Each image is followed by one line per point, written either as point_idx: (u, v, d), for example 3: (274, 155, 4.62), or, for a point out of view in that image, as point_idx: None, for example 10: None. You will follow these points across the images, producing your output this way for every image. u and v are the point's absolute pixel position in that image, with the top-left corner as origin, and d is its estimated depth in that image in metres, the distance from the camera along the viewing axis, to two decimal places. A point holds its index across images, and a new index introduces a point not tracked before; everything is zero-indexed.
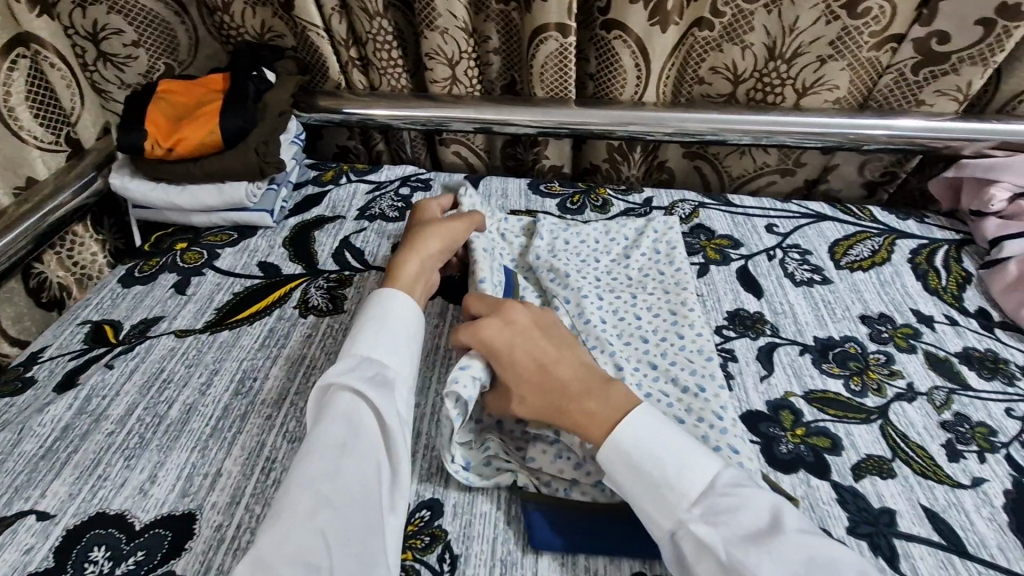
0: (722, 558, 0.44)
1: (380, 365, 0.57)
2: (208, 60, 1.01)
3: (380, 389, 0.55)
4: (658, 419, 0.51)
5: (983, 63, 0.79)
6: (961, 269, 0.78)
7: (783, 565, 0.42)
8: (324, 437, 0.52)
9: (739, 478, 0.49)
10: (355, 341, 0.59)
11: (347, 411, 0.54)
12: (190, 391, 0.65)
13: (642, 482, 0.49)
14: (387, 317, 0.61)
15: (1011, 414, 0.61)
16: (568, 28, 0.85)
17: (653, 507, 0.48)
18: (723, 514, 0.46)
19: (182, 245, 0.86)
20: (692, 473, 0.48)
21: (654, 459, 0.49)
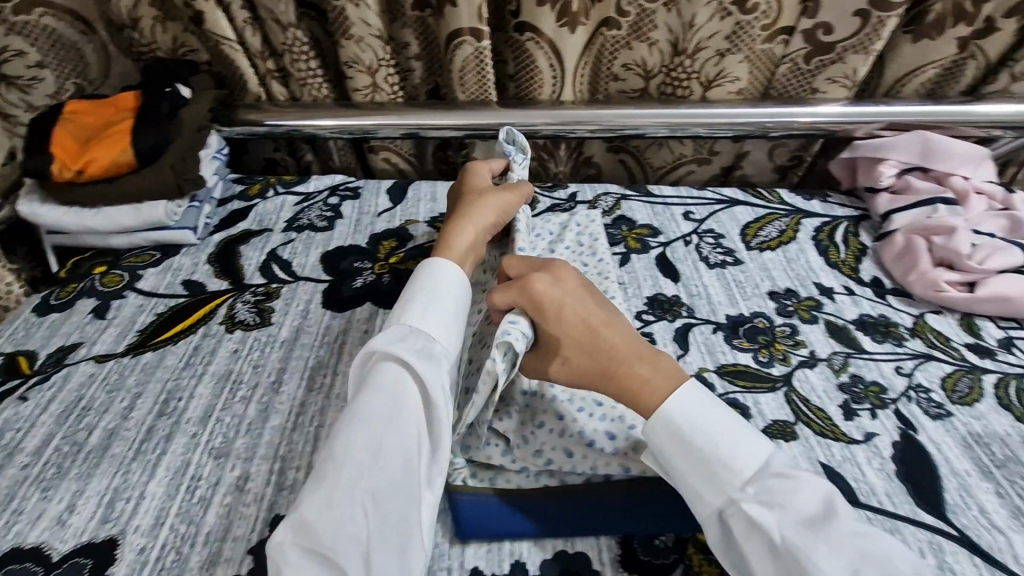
0: (774, 539, 0.45)
1: (428, 340, 0.57)
2: (120, 79, 0.99)
3: (427, 364, 0.54)
4: (712, 400, 0.53)
5: (864, 51, 0.86)
6: (858, 243, 0.84)
7: (837, 553, 0.44)
8: (372, 406, 0.51)
9: (790, 463, 0.50)
10: (406, 315, 0.58)
11: (391, 382, 0.53)
12: (111, 416, 0.64)
13: (693, 458, 0.50)
14: (434, 290, 0.61)
15: (900, 372, 0.66)
16: (481, 32, 0.87)
17: (703, 482, 0.49)
18: (779, 496, 0.47)
19: (101, 269, 0.84)
20: (747, 455, 0.49)
21: (712, 438, 0.50)
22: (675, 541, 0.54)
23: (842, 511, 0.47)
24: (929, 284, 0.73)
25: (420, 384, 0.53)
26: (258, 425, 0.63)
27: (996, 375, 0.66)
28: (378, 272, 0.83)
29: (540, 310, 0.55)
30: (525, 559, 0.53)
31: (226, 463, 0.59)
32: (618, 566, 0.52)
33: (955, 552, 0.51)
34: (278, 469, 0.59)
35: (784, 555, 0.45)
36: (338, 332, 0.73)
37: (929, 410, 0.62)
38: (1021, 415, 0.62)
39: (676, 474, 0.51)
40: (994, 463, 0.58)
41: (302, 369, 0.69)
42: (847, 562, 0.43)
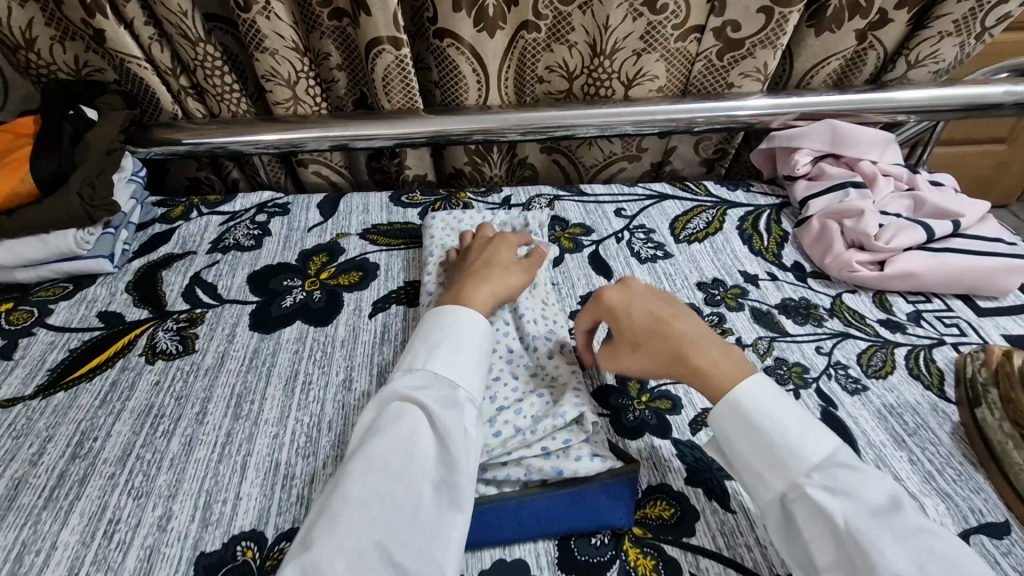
0: (838, 525, 0.45)
1: (450, 383, 0.56)
2: (21, 102, 0.94)
3: (448, 409, 0.54)
4: (784, 395, 0.54)
5: (772, 46, 0.89)
6: (780, 230, 0.88)
7: (904, 543, 0.44)
8: (387, 445, 0.51)
9: (858, 458, 0.50)
10: (429, 358, 0.58)
11: (407, 425, 0.52)
12: (18, 463, 0.60)
13: (758, 442, 0.51)
14: (455, 332, 0.60)
15: (820, 351, 0.69)
16: (400, 40, 0.86)
17: (768, 464, 0.50)
18: (844, 484, 0.47)
19: (7, 306, 0.79)
20: (815, 444, 0.50)
21: (782, 426, 0.51)
22: (612, 538, 0.54)
23: (910, 507, 0.46)
24: (844, 265, 0.77)
25: (438, 427, 0.52)
26: (181, 459, 0.60)
27: (907, 348, 0.69)
28: (308, 289, 0.80)
29: (611, 308, 0.63)
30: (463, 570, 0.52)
31: (146, 503, 0.56)
32: (555, 568, 0.52)
33: None
34: (204, 504, 0.56)
35: (847, 543, 0.45)
36: (266, 355, 0.71)
37: (847, 386, 0.65)
38: (930, 383, 0.65)
39: (743, 457, 0.52)
40: (907, 432, 0.61)
41: (229, 396, 0.66)
42: (911, 554, 0.43)
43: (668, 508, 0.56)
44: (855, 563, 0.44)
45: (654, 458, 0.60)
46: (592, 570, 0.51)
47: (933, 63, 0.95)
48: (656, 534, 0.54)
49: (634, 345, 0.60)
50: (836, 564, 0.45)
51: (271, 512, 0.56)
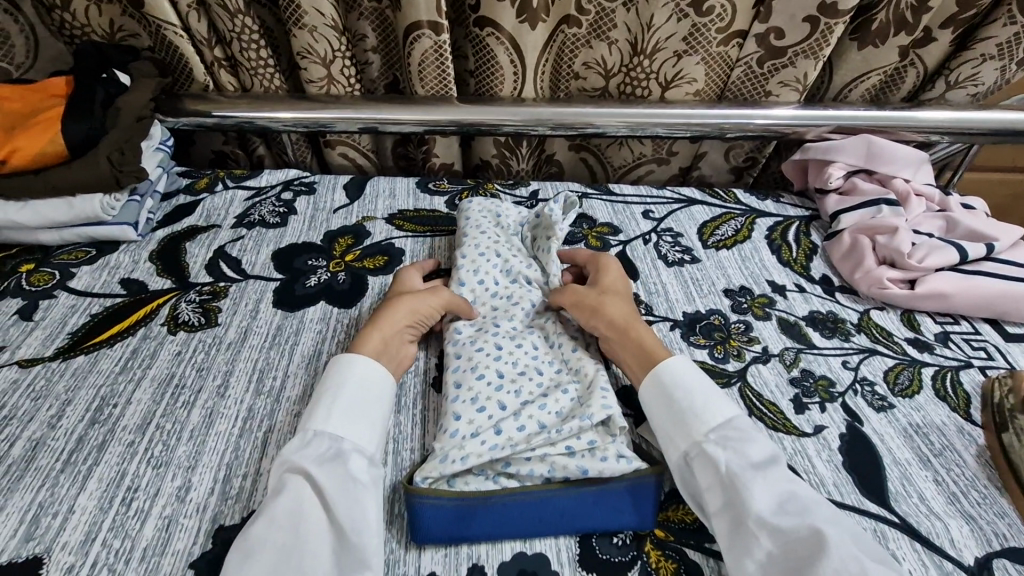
0: (722, 474, 0.53)
1: (328, 437, 0.55)
2: (51, 63, 0.90)
3: (329, 465, 0.53)
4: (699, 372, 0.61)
5: (814, 57, 0.89)
6: (809, 242, 0.87)
7: (770, 489, 0.51)
8: (270, 521, 0.48)
9: (751, 423, 0.57)
10: (314, 413, 0.56)
11: (290, 496, 0.50)
12: (36, 425, 0.59)
13: (670, 404, 0.58)
14: (341, 384, 0.58)
15: (847, 366, 0.68)
16: (440, 26, 0.85)
17: (674, 424, 0.57)
18: (731, 444, 0.55)
19: (28, 267, 0.78)
20: (714, 409, 0.57)
21: (690, 394, 0.58)
22: (633, 538, 0.53)
23: (781, 461, 0.54)
24: (874, 281, 0.76)
25: (322, 488, 0.51)
26: (201, 431, 0.59)
27: (934, 368, 0.68)
28: (333, 270, 0.80)
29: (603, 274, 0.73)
30: (482, 561, 0.51)
31: (166, 473, 0.56)
32: (576, 564, 0.51)
33: (896, 537, 0.52)
34: (224, 478, 0.56)
35: (729, 489, 0.52)
36: (289, 333, 0.70)
37: (874, 403, 0.64)
38: (957, 405, 0.64)
39: (649, 410, 0.59)
40: (933, 452, 0.60)
41: (250, 372, 0.66)
42: (773, 493, 0.51)
43: (690, 512, 0.55)
44: (734, 507, 0.51)
45: None
46: (612, 570, 0.50)
47: (973, 85, 0.94)
48: (678, 538, 0.53)
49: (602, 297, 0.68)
50: (722, 510, 0.52)
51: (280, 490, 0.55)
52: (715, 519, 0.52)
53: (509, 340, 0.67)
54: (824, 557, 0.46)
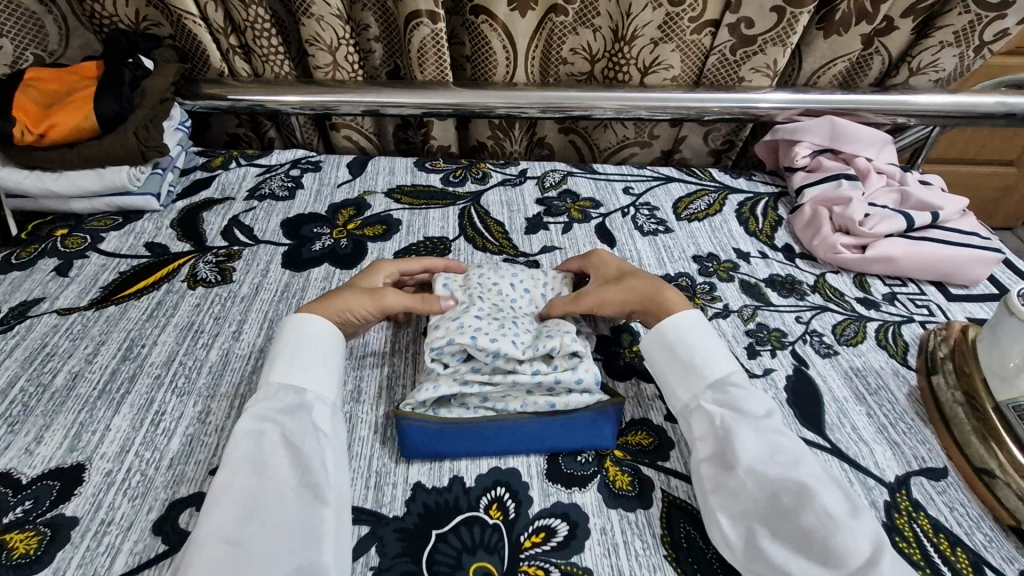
0: (719, 425, 0.57)
1: (292, 390, 0.60)
2: (80, 50, 1.00)
3: (294, 414, 0.58)
4: (709, 330, 0.65)
5: (782, 44, 0.96)
6: (776, 215, 0.94)
7: (763, 439, 0.55)
8: (236, 467, 0.53)
9: (748, 379, 0.61)
10: (273, 369, 0.62)
11: (251, 443, 0.55)
12: (75, 360, 0.68)
13: (677, 359, 0.63)
14: (299, 343, 0.63)
15: (799, 320, 0.75)
16: (437, 15, 0.93)
17: (686, 379, 0.61)
18: (728, 397, 0.59)
19: (63, 232, 0.86)
20: (716, 366, 0.62)
21: (697, 351, 0.62)
22: (595, 457, 0.60)
23: (777, 417, 0.57)
24: (829, 247, 0.83)
25: (289, 433, 0.56)
26: (218, 367, 0.67)
27: (879, 323, 0.75)
28: (336, 237, 0.88)
29: (598, 262, 0.75)
30: (461, 473, 0.58)
31: (188, 400, 0.64)
32: (543, 476, 0.58)
33: (827, 458, 0.59)
34: (238, 405, 0.64)
35: (723, 438, 0.55)
36: (296, 289, 0.78)
37: (820, 350, 0.71)
38: (895, 352, 0.71)
39: (653, 363, 0.65)
40: (869, 391, 0.67)
41: (261, 320, 0.74)
42: (766, 444, 0.54)
43: (647, 437, 0.62)
44: (723, 453, 0.55)
45: (640, 397, 0.67)
46: (575, 481, 0.58)
47: (934, 72, 1.01)
48: (634, 457, 0.60)
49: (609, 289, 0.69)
50: (711, 457, 0.56)
51: None
52: (703, 464, 0.56)
53: (494, 288, 0.72)
54: (810, 503, 0.49)
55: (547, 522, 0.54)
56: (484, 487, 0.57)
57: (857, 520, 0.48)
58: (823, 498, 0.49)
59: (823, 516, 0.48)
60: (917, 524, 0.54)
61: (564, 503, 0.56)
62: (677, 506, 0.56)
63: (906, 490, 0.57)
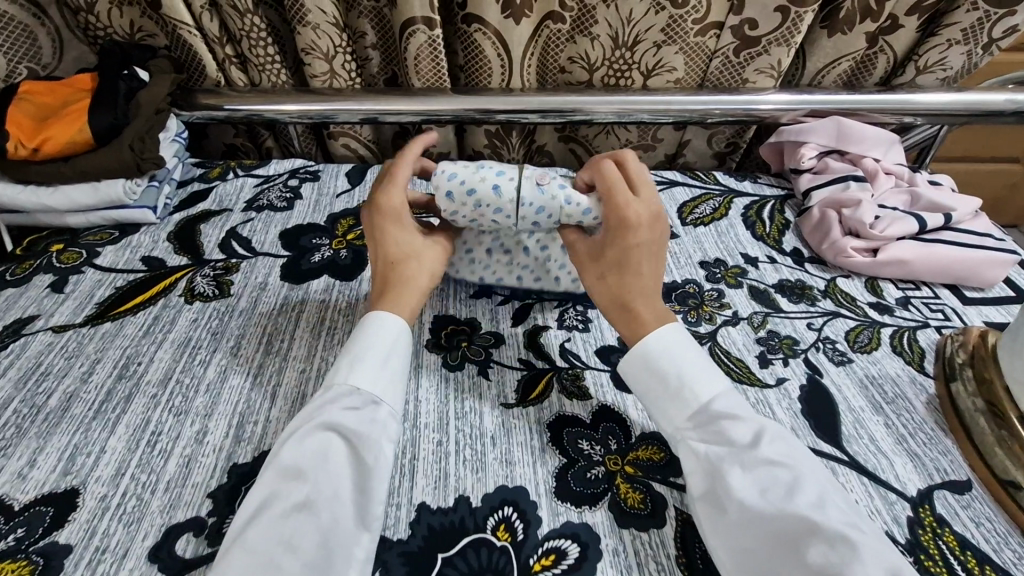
0: (705, 461, 0.53)
1: (368, 398, 0.57)
2: (74, 63, 0.99)
3: (368, 427, 0.55)
4: (688, 341, 0.61)
5: (786, 44, 0.95)
6: (783, 218, 0.93)
7: (751, 472, 0.51)
8: (281, 475, 0.51)
9: (735, 403, 0.56)
10: (351, 371, 0.58)
11: (315, 456, 0.52)
12: (70, 380, 0.66)
13: (660, 379, 0.59)
14: (380, 344, 0.60)
15: (811, 327, 0.73)
16: (434, 21, 0.91)
17: (660, 391, 0.59)
18: (713, 427, 0.55)
19: (59, 247, 0.85)
20: (700, 390, 0.57)
21: (678, 372, 0.58)
22: (605, 473, 0.58)
23: (763, 441, 0.53)
24: (839, 251, 0.81)
25: (357, 448, 0.53)
26: (217, 385, 0.66)
27: (893, 328, 0.73)
28: (335, 247, 0.86)
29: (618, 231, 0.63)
30: (467, 492, 0.56)
31: (185, 420, 0.62)
32: (553, 495, 0.56)
33: (845, 472, 0.57)
34: (237, 424, 0.62)
35: (712, 474, 0.52)
36: (295, 303, 0.77)
37: (834, 358, 0.69)
38: (911, 359, 0.69)
39: (632, 383, 0.61)
40: (886, 400, 0.65)
41: (260, 335, 0.72)
42: (754, 479, 0.51)
43: (658, 451, 0.60)
44: (715, 491, 0.52)
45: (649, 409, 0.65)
46: (585, 499, 0.56)
47: (941, 70, 0.99)
48: (646, 472, 0.58)
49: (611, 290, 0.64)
50: (704, 493, 0.53)
51: (252, 448, 0.60)
52: (698, 503, 0.53)
53: (507, 226, 0.68)
54: (814, 536, 0.46)
55: (557, 544, 0.52)
56: (491, 506, 0.55)
57: (862, 545, 0.45)
58: (827, 528, 0.46)
59: (828, 550, 0.45)
60: (942, 541, 0.52)
61: (574, 523, 0.54)
62: (691, 525, 0.54)
63: (929, 504, 0.55)
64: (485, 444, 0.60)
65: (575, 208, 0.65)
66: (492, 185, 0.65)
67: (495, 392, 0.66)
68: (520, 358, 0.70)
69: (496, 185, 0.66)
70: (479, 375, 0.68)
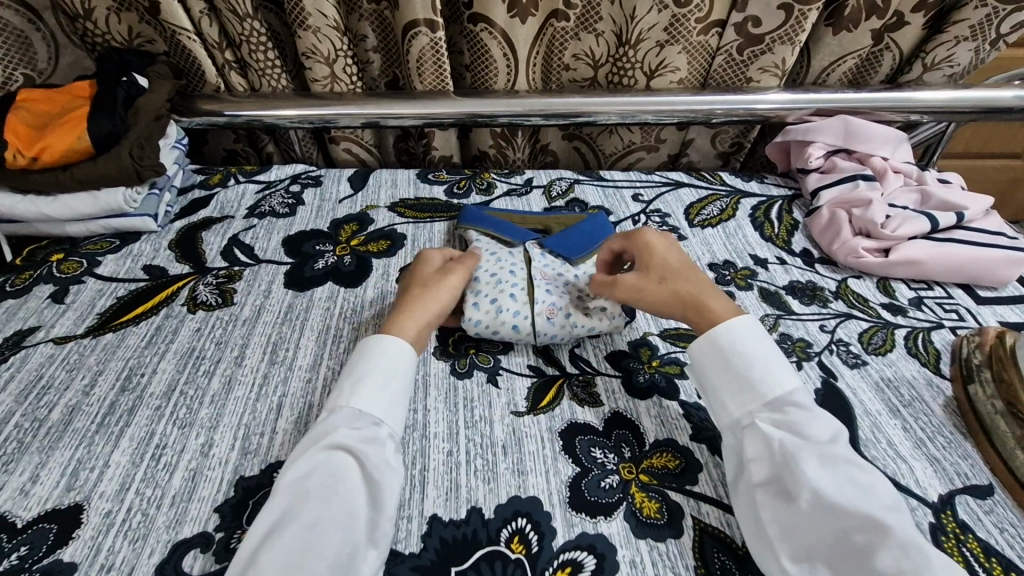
0: (777, 449, 0.53)
1: (367, 420, 0.56)
2: (71, 69, 0.98)
3: (370, 445, 0.54)
4: (767, 338, 0.61)
5: (791, 43, 0.94)
6: (791, 219, 0.92)
7: (825, 469, 0.51)
8: (293, 491, 0.50)
9: (811, 402, 0.57)
10: (355, 395, 0.58)
11: (325, 472, 0.51)
12: (72, 393, 0.65)
13: (731, 366, 0.59)
14: (383, 366, 0.60)
15: (824, 329, 0.72)
16: (436, 23, 0.90)
17: (726, 373, 0.59)
18: (792, 421, 0.55)
19: (58, 257, 0.84)
20: (777, 383, 0.57)
21: (755, 364, 0.58)
22: (620, 482, 0.57)
23: (842, 443, 0.53)
24: (850, 251, 0.80)
25: (365, 465, 0.52)
26: (221, 396, 0.65)
27: (907, 329, 0.72)
28: (339, 253, 0.85)
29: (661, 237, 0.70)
30: (480, 504, 0.55)
31: (190, 432, 0.61)
32: (566, 505, 0.55)
33: None
34: (243, 435, 0.61)
35: (783, 464, 0.52)
36: (299, 310, 0.76)
37: (848, 360, 0.68)
38: (927, 361, 0.68)
39: (702, 367, 0.61)
40: (902, 403, 0.63)
41: (264, 345, 0.71)
42: (828, 476, 0.50)
43: (673, 459, 0.59)
44: (783, 480, 0.51)
45: (662, 416, 0.63)
46: (600, 510, 0.54)
47: (948, 67, 0.98)
48: (661, 481, 0.57)
49: (669, 284, 0.67)
50: (765, 482, 0.52)
51: (259, 459, 0.59)
52: (757, 490, 0.52)
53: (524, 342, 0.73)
54: (885, 542, 0.46)
55: (573, 555, 0.51)
56: (504, 518, 0.54)
57: (933, 556, 0.45)
58: (900, 534, 0.46)
59: (899, 557, 0.45)
60: (967, 548, 0.51)
61: (589, 534, 0.53)
62: (708, 534, 0.53)
63: (952, 510, 0.54)
64: (496, 454, 0.59)
65: (582, 329, 0.70)
66: (512, 326, 0.69)
67: (505, 399, 0.65)
68: (529, 365, 0.69)
69: (515, 326, 0.69)
70: (488, 382, 0.66)
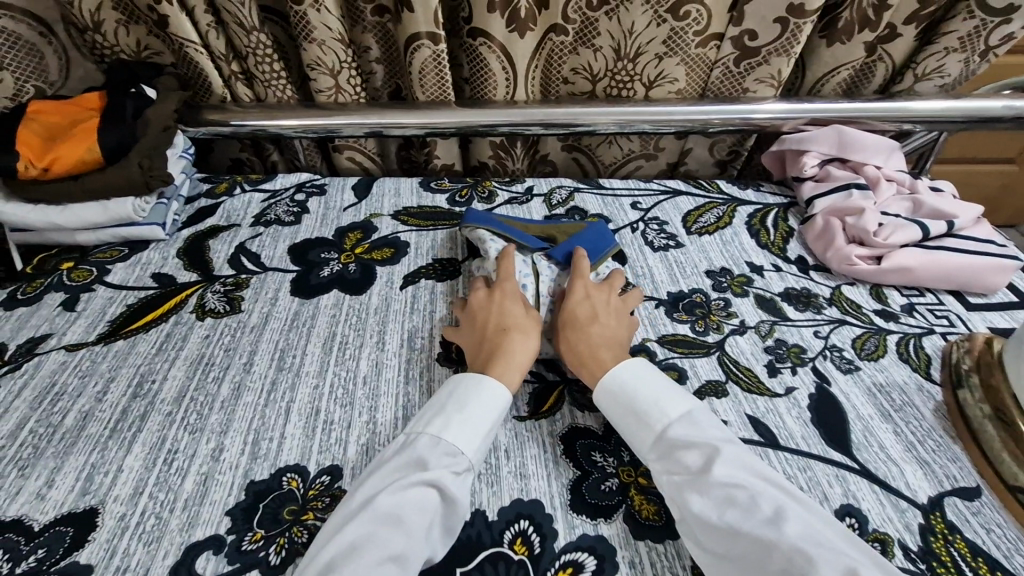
0: (670, 489, 0.54)
1: (464, 465, 0.55)
2: (82, 81, 1.00)
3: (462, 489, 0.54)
4: (647, 372, 0.61)
5: (787, 54, 0.96)
6: (786, 227, 0.94)
7: (708, 497, 0.51)
8: (379, 519, 0.49)
9: (691, 425, 0.56)
10: (464, 438, 0.56)
11: (418, 509, 0.51)
12: (85, 399, 0.66)
13: (619, 413, 0.60)
14: (488, 413, 0.59)
15: (818, 335, 0.74)
16: (438, 36, 0.92)
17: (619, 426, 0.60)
18: (672, 457, 0.55)
19: (68, 265, 0.86)
20: (657, 416, 0.58)
21: (637, 403, 0.59)
22: (619, 485, 0.59)
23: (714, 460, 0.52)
24: (844, 258, 0.82)
25: (452, 509, 0.52)
26: (231, 402, 0.66)
27: (899, 335, 0.74)
28: (344, 261, 0.87)
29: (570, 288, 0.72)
30: (483, 506, 0.56)
31: (200, 437, 0.63)
32: (567, 507, 0.56)
33: (856, 481, 0.58)
34: (252, 441, 0.62)
35: (679, 504, 0.53)
36: (305, 318, 0.77)
37: (841, 366, 0.70)
38: (917, 366, 0.70)
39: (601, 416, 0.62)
40: (894, 407, 0.65)
41: (272, 351, 0.72)
42: (711, 504, 0.51)
43: None
44: (686, 516, 0.52)
45: None
46: (600, 512, 0.56)
47: (939, 77, 1.00)
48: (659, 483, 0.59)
49: (565, 330, 0.68)
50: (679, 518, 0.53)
51: (269, 463, 0.60)
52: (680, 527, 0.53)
53: None
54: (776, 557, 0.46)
55: (574, 556, 0.53)
56: (507, 520, 0.55)
57: (816, 553, 0.45)
58: (781, 545, 0.46)
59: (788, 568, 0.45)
60: (954, 548, 0.53)
61: (589, 535, 0.54)
62: None
63: (940, 512, 0.56)
64: (499, 458, 0.61)
65: None
66: None
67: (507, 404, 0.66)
68: (531, 371, 0.70)
69: None
70: None
